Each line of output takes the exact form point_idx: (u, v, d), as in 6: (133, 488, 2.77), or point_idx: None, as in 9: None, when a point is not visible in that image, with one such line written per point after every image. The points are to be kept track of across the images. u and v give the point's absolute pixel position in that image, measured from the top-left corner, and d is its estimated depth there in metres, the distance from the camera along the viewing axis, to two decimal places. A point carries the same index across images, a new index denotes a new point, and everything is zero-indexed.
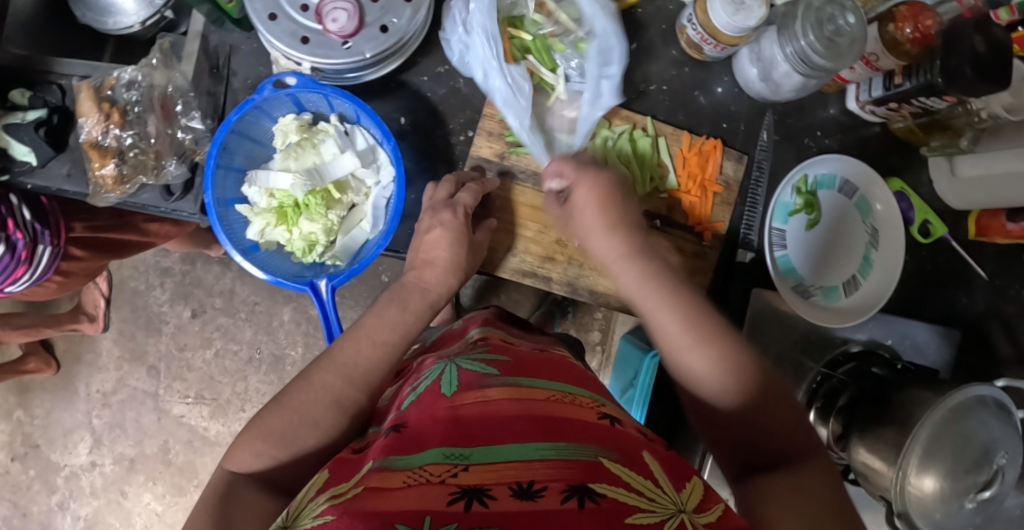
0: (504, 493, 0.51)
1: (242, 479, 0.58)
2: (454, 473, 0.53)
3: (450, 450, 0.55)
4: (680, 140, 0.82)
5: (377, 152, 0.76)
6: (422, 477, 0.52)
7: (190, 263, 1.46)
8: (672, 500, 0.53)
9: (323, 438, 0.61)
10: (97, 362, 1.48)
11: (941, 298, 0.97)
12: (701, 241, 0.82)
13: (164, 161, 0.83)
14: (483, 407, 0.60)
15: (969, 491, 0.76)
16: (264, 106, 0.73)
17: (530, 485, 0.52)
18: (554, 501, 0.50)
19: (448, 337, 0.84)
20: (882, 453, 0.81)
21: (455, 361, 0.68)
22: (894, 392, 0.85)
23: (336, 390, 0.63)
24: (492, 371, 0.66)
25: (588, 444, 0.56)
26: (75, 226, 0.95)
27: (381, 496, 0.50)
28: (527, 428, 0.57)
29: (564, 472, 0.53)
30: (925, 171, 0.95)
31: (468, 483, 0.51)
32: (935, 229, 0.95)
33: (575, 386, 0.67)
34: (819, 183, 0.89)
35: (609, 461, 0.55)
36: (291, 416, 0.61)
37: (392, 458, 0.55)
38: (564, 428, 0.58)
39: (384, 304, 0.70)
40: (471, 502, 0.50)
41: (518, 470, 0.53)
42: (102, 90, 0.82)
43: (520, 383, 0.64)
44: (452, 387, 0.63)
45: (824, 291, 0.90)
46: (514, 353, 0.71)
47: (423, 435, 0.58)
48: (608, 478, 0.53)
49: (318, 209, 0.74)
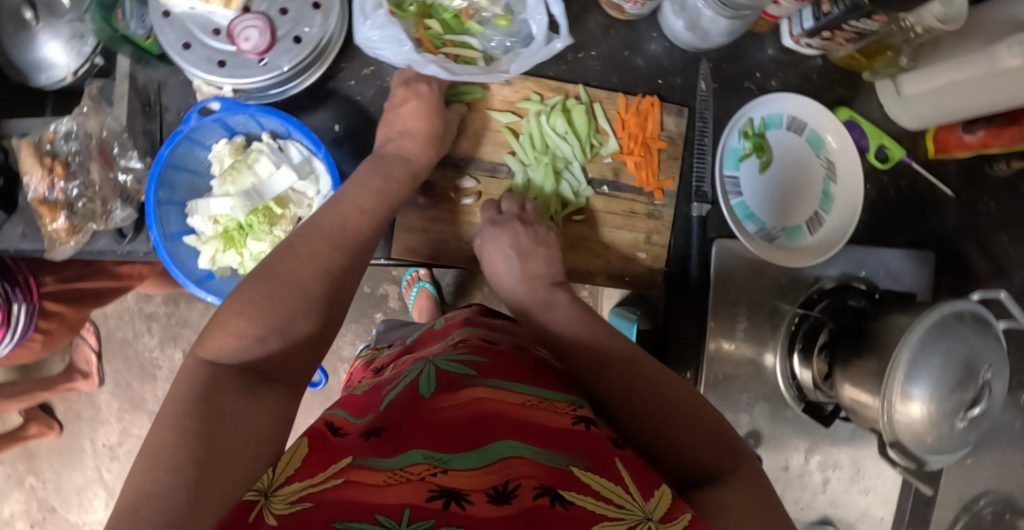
0: (480, 499, 0.48)
1: (225, 366, 0.57)
2: (433, 472, 0.50)
3: (428, 452, 0.53)
4: (616, 103, 0.81)
5: (313, 163, 0.75)
6: (404, 476, 0.50)
7: (174, 304, 1.47)
8: (638, 508, 0.51)
9: (308, 296, 0.64)
10: (99, 417, 1.48)
11: (911, 221, 0.97)
12: (653, 200, 0.81)
13: (111, 205, 0.83)
14: (462, 410, 0.58)
15: (958, 410, 0.75)
16: (194, 136, 0.72)
17: (505, 486, 0.49)
18: (528, 499, 0.48)
19: (431, 339, 0.80)
20: (868, 385, 0.80)
21: (433, 364, 0.66)
22: (874, 321, 0.84)
23: (325, 258, 0.66)
24: (470, 371, 0.64)
25: (560, 451, 0.55)
26: (46, 280, 0.96)
27: (361, 491, 0.47)
28: (507, 431, 0.56)
29: (541, 474, 0.51)
30: (873, 97, 0.94)
31: (448, 483, 0.49)
32: (893, 152, 0.95)
33: (553, 388, 0.65)
34: (767, 123, 0.88)
35: (580, 469, 0.53)
36: (278, 286, 0.63)
37: (370, 457, 0.52)
38: (541, 433, 0.56)
39: (368, 173, 0.73)
40: (449, 502, 0.47)
41: (493, 473, 0.51)
42: (42, 145, 0.82)
43: (499, 384, 0.62)
44: (430, 389, 0.61)
45: (788, 232, 0.89)
46: (493, 351, 0.68)
47: (403, 435, 0.55)
48: (583, 485, 0.51)
49: (262, 227, 0.75)
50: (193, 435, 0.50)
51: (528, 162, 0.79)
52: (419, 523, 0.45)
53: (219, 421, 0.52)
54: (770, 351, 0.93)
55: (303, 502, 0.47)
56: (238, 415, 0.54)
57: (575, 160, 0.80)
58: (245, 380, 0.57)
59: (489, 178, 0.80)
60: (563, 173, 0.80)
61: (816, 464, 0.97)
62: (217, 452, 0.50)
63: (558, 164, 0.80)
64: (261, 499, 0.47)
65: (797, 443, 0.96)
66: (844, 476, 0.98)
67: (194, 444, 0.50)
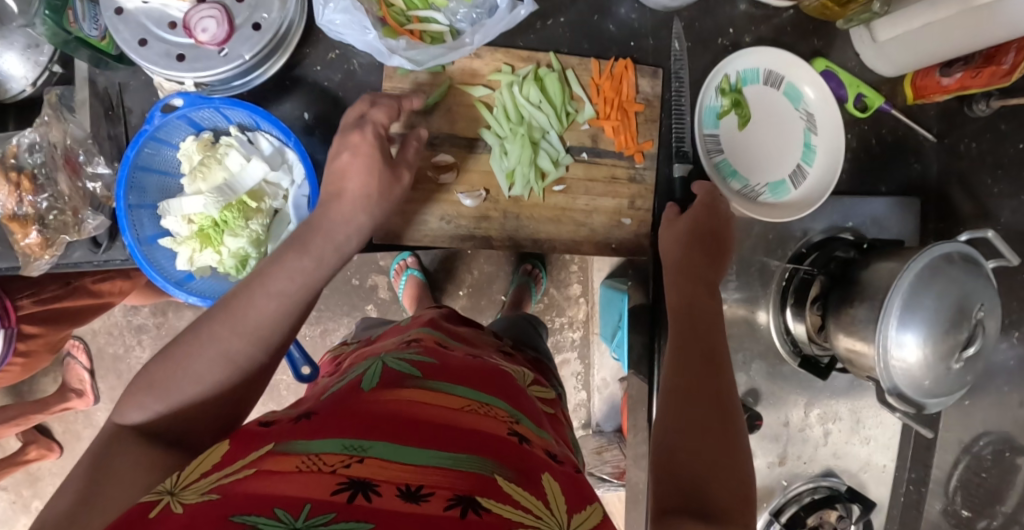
0: (390, 492, 0.49)
1: (126, 429, 0.60)
2: (346, 463, 0.51)
3: (349, 441, 0.53)
4: (589, 68, 0.79)
5: (285, 153, 0.73)
6: (316, 464, 0.51)
7: (162, 314, 1.44)
8: (553, 520, 0.52)
9: (206, 391, 0.62)
10: (98, 435, 1.46)
11: (895, 167, 0.96)
12: (634, 164, 0.80)
13: (82, 215, 0.80)
14: (396, 404, 0.58)
15: (954, 351, 0.74)
16: (160, 135, 0.71)
17: (418, 489, 0.50)
18: (438, 506, 0.49)
19: (393, 330, 0.82)
20: (862, 334, 0.80)
21: (383, 360, 0.66)
22: (864, 270, 0.83)
23: (222, 343, 0.62)
24: (415, 371, 0.64)
25: (486, 457, 0.55)
26: (22, 302, 0.94)
27: (269, 480, 0.49)
28: (436, 430, 0.56)
29: (455, 481, 0.51)
30: (849, 45, 0.93)
31: (359, 474, 0.50)
32: (872, 101, 0.93)
33: (497, 393, 0.65)
34: (743, 79, 0.87)
35: (503, 479, 0.53)
36: (176, 370, 0.61)
37: (292, 444, 0.53)
38: (466, 437, 0.56)
39: (285, 249, 0.67)
40: (354, 495, 0.48)
41: (409, 472, 0.51)
42: (6, 160, 0.79)
43: (439, 386, 0.62)
44: (371, 382, 0.62)
45: (772, 187, 0.88)
46: (444, 355, 0.69)
47: (333, 422, 0.56)
48: (497, 494, 0.51)
49: (236, 222, 0.72)
50: (72, 512, 0.53)
51: (504, 134, 0.76)
52: (317, 518, 0.46)
53: (95, 505, 0.54)
54: (763, 308, 0.93)
55: (213, 492, 0.49)
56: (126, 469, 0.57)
57: (552, 129, 0.77)
58: (145, 442, 0.59)
59: (466, 153, 0.77)
60: (540, 143, 0.77)
61: (817, 417, 0.97)
62: (85, 508, 0.54)
63: (535, 134, 0.77)
64: (165, 496, 0.49)
65: (796, 399, 0.96)
66: (845, 427, 0.99)
67: (69, 510, 0.54)
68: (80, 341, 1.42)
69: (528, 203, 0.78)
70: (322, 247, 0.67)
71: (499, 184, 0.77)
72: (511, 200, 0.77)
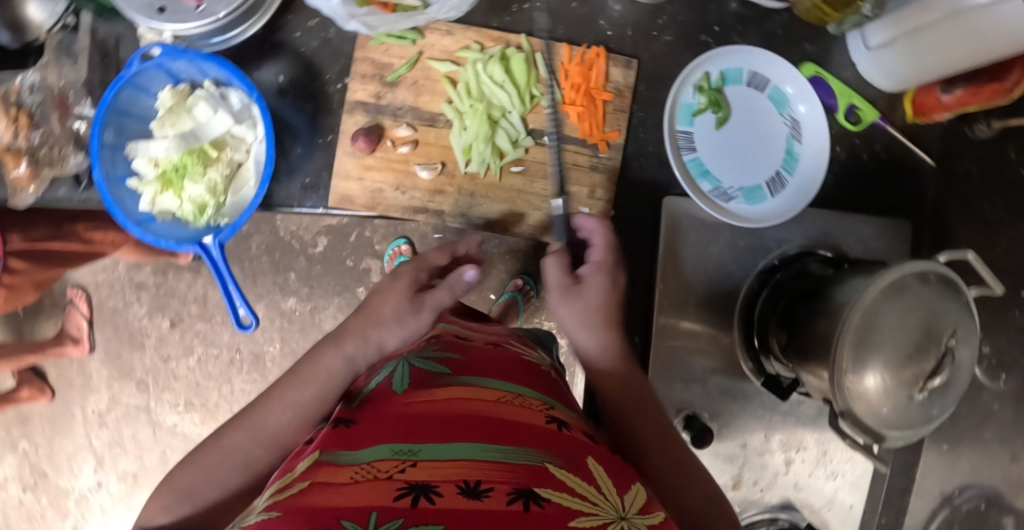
0: (450, 490, 0.50)
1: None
2: (401, 468, 0.52)
3: (398, 446, 0.55)
4: (559, 53, 0.78)
5: (251, 110, 0.76)
6: (372, 473, 0.52)
7: (162, 275, 1.49)
8: (613, 508, 0.53)
9: (230, 493, 0.64)
10: (89, 384, 1.51)
11: (886, 186, 0.94)
12: (597, 152, 0.78)
13: (67, 153, 0.85)
14: (435, 404, 0.61)
15: (916, 380, 0.71)
16: (138, 81, 0.74)
17: (478, 484, 0.51)
18: (501, 502, 0.49)
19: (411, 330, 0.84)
20: (820, 353, 0.76)
21: (408, 360, 0.69)
22: (832, 286, 0.78)
23: (243, 449, 0.65)
24: (444, 370, 0.67)
25: (535, 448, 0.56)
26: (11, 239, 0.97)
27: (327, 493, 0.50)
28: (476, 425, 0.58)
29: (512, 473, 0.52)
30: (845, 55, 0.91)
31: (417, 478, 0.51)
32: (865, 114, 0.91)
33: (526, 386, 0.67)
34: (724, 78, 0.85)
35: (555, 467, 0.54)
36: (196, 475, 0.64)
37: (339, 455, 0.56)
38: (509, 430, 0.58)
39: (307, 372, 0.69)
40: (418, 497, 0.49)
41: (466, 467, 0.52)
42: (9, 96, 0.83)
43: (472, 382, 0.65)
44: (403, 385, 0.65)
45: (745, 192, 0.86)
46: (465, 349, 0.72)
47: (374, 431, 0.58)
48: (552, 480, 0.52)
49: (195, 169, 0.74)
50: None
51: (464, 110, 0.76)
52: (387, 525, 0.46)
53: None
54: (729, 331, 0.88)
55: (273, 510, 0.50)
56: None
57: (513, 109, 0.77)
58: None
59: (427, 128, 0.77)
60: (499, 121, 0.77)
61: (778, 444, 0.92)
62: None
63: (494, 112, 0.76)
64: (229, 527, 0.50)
65: (756, 428, 0.91)
66: (809, 458, 0.94)
67: None
68: (83, 292, 1.49)
69: (484, 182, 0.77)
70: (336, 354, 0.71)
71: (457, 160, 0.77)
72: (467, 176, 0.77)
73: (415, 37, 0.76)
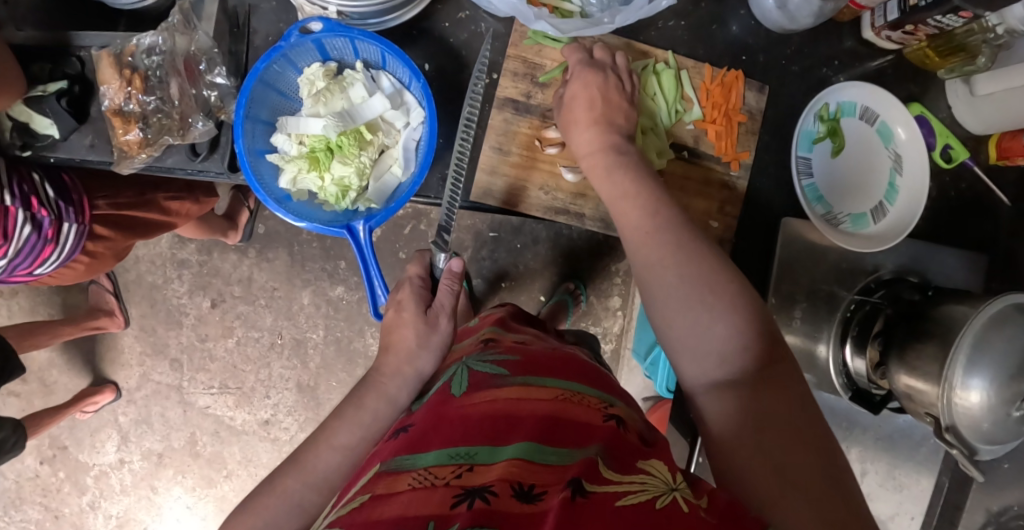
0: (505, 492, 0.49)
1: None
2: (458, 473, 0.52)
3: (455, 451, 0.55)
4: (702, 73, 0.83)
5: (405, 95, 0.76)
6: (428, 480, 0.52)
7: (207, 253, 1.44)
8: (663, 481, 0.52)
9: None
10: (120, 359, 1.47)
11: (968, 224, 0.97)
12: (730, 170, 0.84)
13: (190, 119, 0.82)
14: (488, 406, 0.60)
15: (1017, 399, 0.72)
16: (290, 55, 0.72)
17: (531, 487, 0.50)
18: (553, 498, 0.49)
19: (466, 333, 0.83)
20: (927, 369, 0.77)
21: (467, 364, 0.69)
22: (932, 308, 0.81)
23: (295, 496, 0.64)
24: (502, 371, 0.65)
25: (587, 447, 0.55)
26: (98, 204, 0.93)
27: (384, 505, 0.50)
28: (531, 428, 0.56)
29: (563, 472, 0.51)
30: (943, 98, 0.94)
31: (473, 484, 0.51)
32: (957, 154, 0.94)
33: (582, 383, 0.66)
34: (842, 110, 0.89)
35: (606, 465, 0.53)
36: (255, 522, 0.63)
37: (398, 462, 0.56)
38: (565, 429, 0.57)
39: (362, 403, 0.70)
40: (473, 501, 0.49)
41: (520, 468, 0.51)
42: (123, 57, 0.81)
43: (528, 382, 0.63)
44: (462, 389, 0.64)
45: (853, 218, 0.90)
46: (525, 351, 0.70)
47: (429, 438, 0.58)
48: (602, 477, 0.51)
49: (350, 149, 0.75)
50: None
51: None
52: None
53: None
54: (823, 342, 0.91)
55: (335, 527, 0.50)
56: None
57: (661, 122, 0.82)
58: None
59: None
60: (648, 132, 0.82)
61: (856, 455, 0.96)
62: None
63: (644, 124, 0.82)
64: None
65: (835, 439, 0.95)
66: (881, 470, 0.97)
67: None
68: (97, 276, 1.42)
69: None
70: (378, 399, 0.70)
71: None
72: None
73: (570, 42, 0.80)
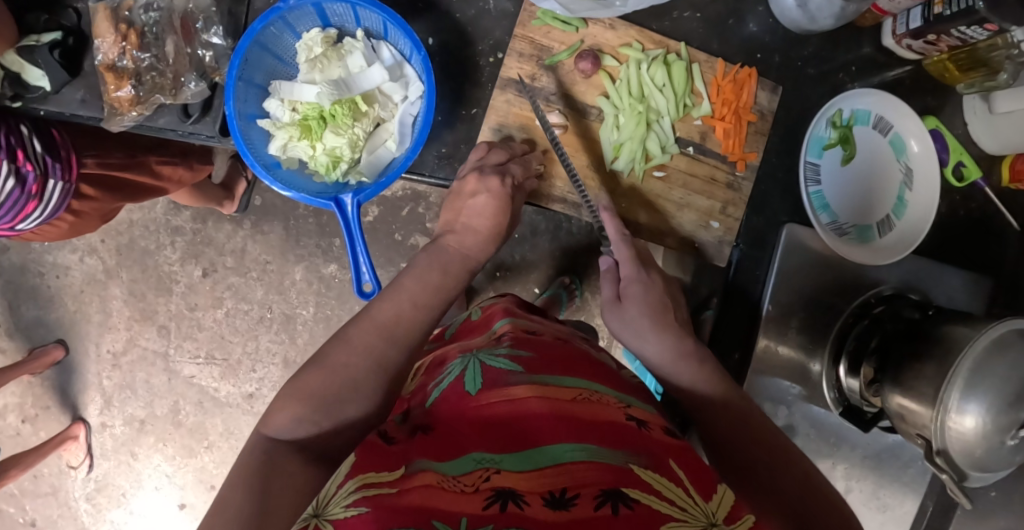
0: (537, 501, 0.52)
1: (284, 447, 0.58)
2: (486, 478, 0.54)
3: (481, 456, 0.57)
4: (714, 67, 0.81)
5: (405, 68, 0.74)
6: (458, 483, 0.54)
7: (202, 222, 1.43)
8: (702, 514, 0.53)
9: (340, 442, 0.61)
10: (108, 322, 1.44)
11: (976, 246, 0.94)
12: (735, 171, 0.81)
13: (183, 79, 0.80)
14: (512, 407, 0.61)
15: (1012, 427, 0.69)
16: (288, 17, 0.70)
17: (563, 493, 0.53)
18: (589, 507, 0.51)
19: (471, 330, 0.82)
20: (923, 391, 0.75)
21: (478, 357, 0.68)
22: (932, 327, 0.79)
23: (359, 368, 0.63)
24: (516, 367, 0.65)
25: (615, 449, 0.57)
26: (86, 162, 0.91)
27: (418, 498, 0.52)
28: (559, 431, 0.58)
29: (598, 478, 0.53)
30: (960, 114, 0.91)
31: (502, 486, 0.53)
32: (970, 172, 0.92)
33: (600, 381, 0.66)
34: (856, 118, 0.86)
35: (640, 467, 0.55)
36: (312, 388, 0.60)
37: (426, 461, 0.57)
38: (594, 432, 0.58)
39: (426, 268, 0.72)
40: (505, 504, 0.51)
41: (551, 476, 0.54)
42: (120, 11, 0.79)
43: (548, 381, 0.63)
44: (477, 386, 0.64)
45: (859, 229, 0.88)
46: (537, 345, 0.69)
47: (459, 438, 0.60)
48: (640, 486, 0.53)
49: (344, 119, 0.72)
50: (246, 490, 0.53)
51: (622, 106, 0.79)
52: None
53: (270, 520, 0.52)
54: (818, 358, 0.88)
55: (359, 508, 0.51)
56: (289, 483, 0.56)
57: (668, 115, 0.80)
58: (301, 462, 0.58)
59: (577, 118, 0.79)
60: (653, 125, 0.80)
61: (842, 472, 0.93)
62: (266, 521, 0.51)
63: (651, 116, 0.79)
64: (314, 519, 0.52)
65: (824, 453, 0.92)
66: (866, 488, 0.94)
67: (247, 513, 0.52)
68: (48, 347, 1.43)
69: (626, 182, 0.81)
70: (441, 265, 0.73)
71: (604, 155, 0.80)
72: (611, 173, 0.81)
73: (580, 25, 0.77)
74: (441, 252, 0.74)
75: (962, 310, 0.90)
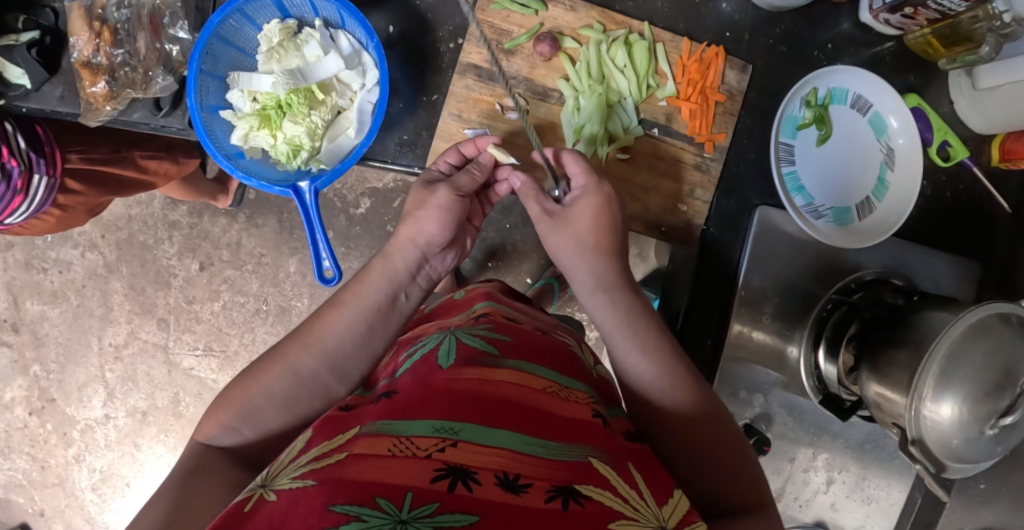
0: (489, 481, 0.48)
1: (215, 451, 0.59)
2: (440, 448, 0.50)
3: (439, 423, 0.52)
4: (680, 47, 0.81)
5: (361, 56, 0.76)
6: (409, 448, 0.50)
7: (197, 216, 1.44)
8: (653, 516, 0.51)
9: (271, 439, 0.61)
10: (109, 316, 1.47)
11: (963, 229, 0.91)
12: (703, 152, 0.82)
13: (152, 74, 0.82)
14: (477, 384, 0.57)
15: (990, 416, 0.67)
16: (247, 10, 0.73)
17: (516, 477, 0.49)
18: (539, 499, 0.48)
19: (450, 307, 0.77)
20: (898, 378, 0.72)
21: (455, 334, 0.64)
22: (910, 314, 0.76)
23: (307, 373, 0.63)
24: (492, 349, 0.62)
25: (577, 441, 0.54)
26: (70, 157, 0.92)
27: (362, 466, 0.48)
28: (522, 417, 0.54)
29: (557, 472, 0.50)
30: (945, 93, 0.88)
31: (456, 461, 0.49)
32: (955, 152, 0.88)
33: (573, 377, 0.63)
34: (831, 97, 0.85)
35: (599, 462, 0.53)
36: (254, 391, 0.61)
37: (381, 424, 0.53)
38: (558, 425, 0.55)
39: (369, 277, 0.69)
40: (455, 483, 0.47)
41: (507, 458, 0.50)
42: (93, 9, 0.80)
43: (521, 366, 0.60)
44: (449, 359, 0.60)
45: (835, 211, 0.86)
46: (516, 333, 0.66)
47: (418, 403, 0.55)
48: (598, 481, 0.51)
49: (300, 108, 0.75)
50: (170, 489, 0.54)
51: (581, 88, 0.80)
52: (421, 509, 0.45)
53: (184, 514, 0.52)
54: (795, 343, 0.87)
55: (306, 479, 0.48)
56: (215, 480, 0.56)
57: (630, 96, 0.81)
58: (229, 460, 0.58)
59: (537, 102, 0.80)
60: (615, 106, 0.81)
61: (823, 462, 0.91)
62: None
63: (611, 97, 0.81)
64: (259, 490, 0.49)
65: (805, 441, 0.90)
66: (849, 480, 0.92)
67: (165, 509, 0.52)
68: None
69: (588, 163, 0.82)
70: (382, 270, 0.69)
71: (565, 138, 0.81)
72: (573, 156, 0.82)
73: (538, 7, 0.79)
74: (390, 260, 0.71)
75: (946, 294, 0.87)
